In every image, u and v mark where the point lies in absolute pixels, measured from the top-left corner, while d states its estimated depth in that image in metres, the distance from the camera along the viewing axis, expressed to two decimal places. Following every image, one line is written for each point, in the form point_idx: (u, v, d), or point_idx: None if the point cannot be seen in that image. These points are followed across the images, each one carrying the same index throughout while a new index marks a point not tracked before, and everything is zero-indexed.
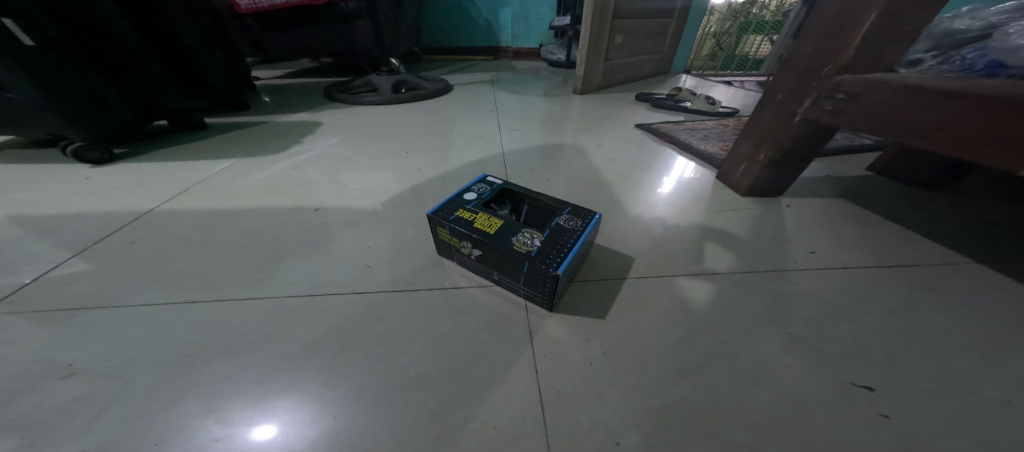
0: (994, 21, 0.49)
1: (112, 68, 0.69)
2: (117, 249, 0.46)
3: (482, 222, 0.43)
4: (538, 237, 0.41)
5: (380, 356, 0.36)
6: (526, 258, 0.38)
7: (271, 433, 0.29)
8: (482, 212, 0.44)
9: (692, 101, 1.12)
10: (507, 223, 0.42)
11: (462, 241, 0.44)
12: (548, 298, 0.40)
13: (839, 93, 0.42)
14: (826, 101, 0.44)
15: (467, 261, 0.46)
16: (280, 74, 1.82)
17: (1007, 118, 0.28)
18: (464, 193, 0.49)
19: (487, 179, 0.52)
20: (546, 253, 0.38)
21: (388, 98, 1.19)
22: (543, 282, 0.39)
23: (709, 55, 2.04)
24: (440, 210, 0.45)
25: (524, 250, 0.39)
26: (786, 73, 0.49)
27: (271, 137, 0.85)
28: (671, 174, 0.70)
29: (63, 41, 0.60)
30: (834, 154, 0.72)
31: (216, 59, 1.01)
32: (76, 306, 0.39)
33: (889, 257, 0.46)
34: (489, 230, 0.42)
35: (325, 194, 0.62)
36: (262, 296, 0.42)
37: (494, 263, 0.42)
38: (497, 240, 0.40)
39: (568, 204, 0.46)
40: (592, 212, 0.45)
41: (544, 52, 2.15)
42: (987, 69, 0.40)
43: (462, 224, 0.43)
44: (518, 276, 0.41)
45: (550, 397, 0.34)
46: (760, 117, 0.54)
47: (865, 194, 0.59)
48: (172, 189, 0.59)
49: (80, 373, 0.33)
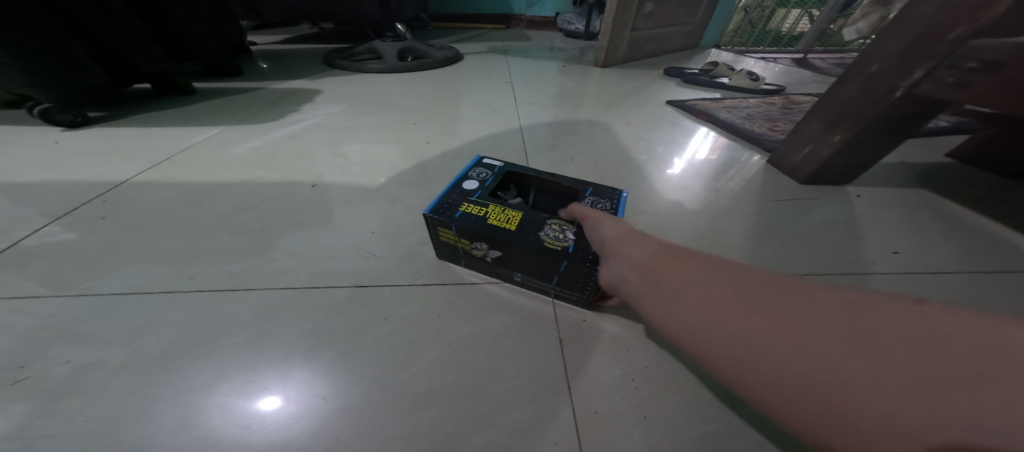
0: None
1: (79, 23, 0.61)
2: (81, 225, 0.40)
3: (499, 216, 0.35)
4: (570, 228, 0.34)
5: (386, 363, 0.30)
6: (563, 256, 0.32)
7: (271, 437, 0.25)
8: (493, 204, 0.37)
9: (731, 76, 1.01)
10: (528, 215, 0.35)
11: (474, 242, 0.36)
12: (588, 296, 0.35)
13: (971, 62, 0.34)
14: (947, 72, 0.36)
15: (479, 265, 0.39)
16: (278, 39, 1.71)
17: None
18: (463, 182, 0.41)
19: (483, 162, 0.44)
20: (584, 247, 0.32)
21: (394, 66, 1.10)
22: (584, 282, 0.33)
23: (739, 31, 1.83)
24: (437, 208, 0.37)
25: (561, 246, 0.32)
26: (888, 34, 0.40)
27: (267, 104, 0.77)
28: (682, 156, 0.62)
29: None
30: (926, 136, 0.63)
31: (202, 18, 0.90)
32: (30, 293, 0.33)
33: (989, 262, 0.38)
34: (510, 226, 0.34)
35: (323, 168, 0.55)
36: (247, 287, 0.35)
37: (518, 262, 0.35)
38: (523, 236, 0.33)
39: (588, 183, 0.40)
40: (617, 189, 0.39)
41: (561, 21, 1.99)
42: None
43: (473, 222, 0.35)
44: (550, 276, 0.35)
45: (587, 420, 0.28)
46: (840, 93, 0.45)
47: (947, 185, 0.51)
48: (150, 158, 0.52)
49: (29, 377, 0.27)
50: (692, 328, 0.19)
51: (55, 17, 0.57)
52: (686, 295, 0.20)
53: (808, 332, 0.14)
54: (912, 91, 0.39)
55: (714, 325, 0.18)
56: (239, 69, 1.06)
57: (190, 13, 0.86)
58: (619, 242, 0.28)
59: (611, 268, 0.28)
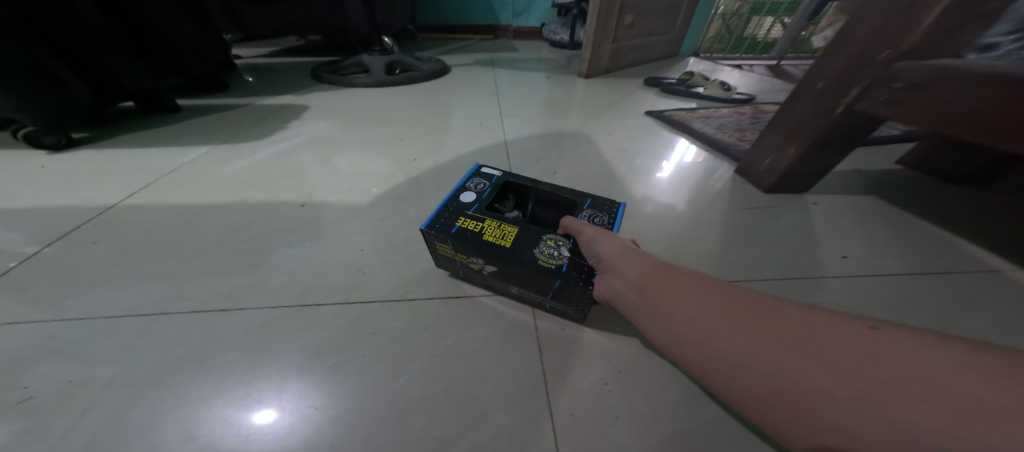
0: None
1: (64, 47, 0.62)
2: (72, 250, 0.40)
3: (494, 231, 0.37)
4: (565, 245, 0.35)
5: (376, 374, 0.32)
6: (556, 274, 0.33)
7: (266, 448, 0.26)
8: (489, 219, 0.38)
9: (706, 86, 1.06)
10: (524, 231, 0.37)
11: (471, 257, 0.38)
12: (581, 312, 0.37)
13: (897, 81, 0.37)
14: (880, 90, 0.40)
15: (475, 276, 0.41)
16: (264, 52, 1.72)
17: None
18: (461, 195, 0.42)
19: (481, 172, 0.46)
20: (578, 265, 0.34)
21: (382, 79, 1.12)
22: (578, 298, 0.35)
23: (718, 36, 1.92)
24: (434, 223, 0.39)
25: (555, 264, 0.34)
26: (831, 54, 0.44)
27: (255, 121, 0.78)
28: (670, 159, 0.68)
29: (10, 18, 0.53)
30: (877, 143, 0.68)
31: (185, 34, 0.92)
32: (24, 318, 0.34)
33: (928, 263, 0.42)
34: (506, 242, 0.36)
35: (313, 186, 0.56)
36: (239, 307, 0.37)
37: (513, 277, 0.37)
38: (519, 254, 0.35)
39: (586, 195, 0.42)
40: (614, 203, 0.41)
41: (547, 31, 2.04)
42: None
43: (470, 238, 0.37)
44: (545, 291, 0.36)
45: (565, 422, 0.30)
46: (795, 108, 0.49)
47: (895, 190, 0.55)
48: (139, 180, 0.53)
49: (32, 397, 0.28)
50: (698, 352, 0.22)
51: (41, 43, 0.58)
52: (683, 317, 0.24)
53: (784, 353, 0.18)
54: (852, 106, 0.43)
55: (716, 348, 0.21)
56: (225, 84, 1.07)
57: (173, 30, 0.88)
58: (615, 258, 0.31)
59: (612, 285, 0.31)
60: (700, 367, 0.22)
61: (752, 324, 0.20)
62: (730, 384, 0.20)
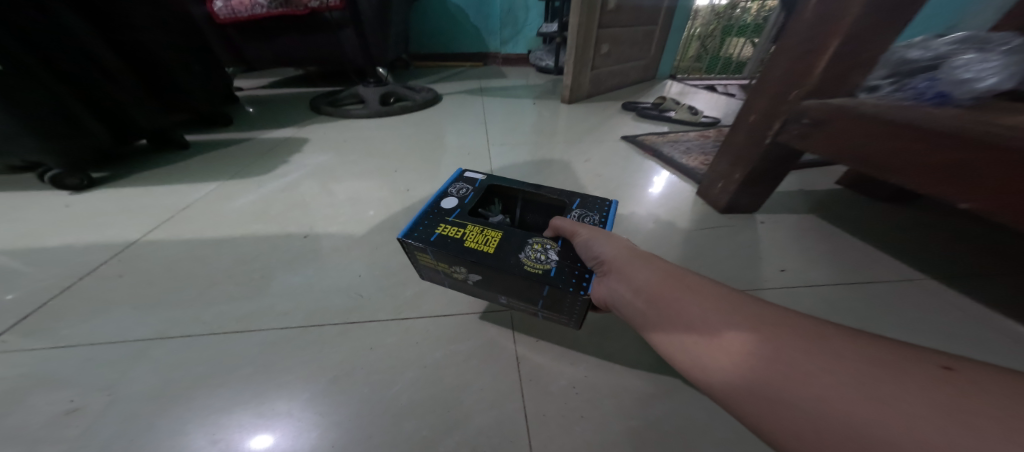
0: (942, 49, 0.43)
1: (78, 87, 0.68)
2: (100, 283, 0.46)
3: (477, 238, 0.39)
4: (551, 251, 0.37)
5: (374, 384, 0.37)
6: (545, 280, 0.34)
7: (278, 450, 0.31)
8: (473, 229, 0.40)
9: (676, 110, 1.15)
10: (510, 239, 0.38)
11: (459, 266, 0.39)
12: (575, 320, 0.37)
13: (805, 118, 0.46)
14: (793, 125, 0.48)
15: (462, 285, 0.43)
16: (264, 84, 1.81)
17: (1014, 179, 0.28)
18: (445, 207, 0.44)
19: (467, 186, 0.49)
20: (565, 270, 0.35)
21: (377, 111, 1.20)
22: (570, 304, 0.35)
23: (695, 55, 2.08)
24: (421, 233, 0.40)
25: (543, 269, 0.35)
26: (760, 92, 0.53)
27: (259, 156, 0.85)
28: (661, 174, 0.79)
29: (31, 63, 0.60)
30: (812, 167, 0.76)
31: (189, 71, 1.00)
32: (64, 343, 0.38)
33: (854, 274, 0.49)
34: (490, 248, 0.38)
35: (315, 218, 0.62)
36: (252, 329, 0.41)
37: (502, 285, 0.38)
38: (507, 261, 0.36)
39: (573, 200, 0.46)
40: (603, 204, 0.46)
41: (533, 58, 2.17)
42: (933, 98, 0.37)
43: (457, 246, 0.38)
44: (535, 298, 0.37)
45: (537, 421, 0.35)
46: (736, 138, 0.57)
47: (833, 208, 0.63)
48: (157, 217, 0.59)
49: (78, 409, 0.33)
50: (722, 359, 0.24)
51: (61, 87, 0.65)
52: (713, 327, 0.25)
53: (824, 364, 0.20)
54: (777, 138, 0.51)
55: (747, 357, 0.23)
56: (230, 120, 1.13)
57: (179, 68, 0.96)
58: (626, 265, 0.32)
59: (623, 290, 0.32)
60: (725, 374, 0.23)
61: (775, 336, 0.23)
62: (754, 390, 0.22)
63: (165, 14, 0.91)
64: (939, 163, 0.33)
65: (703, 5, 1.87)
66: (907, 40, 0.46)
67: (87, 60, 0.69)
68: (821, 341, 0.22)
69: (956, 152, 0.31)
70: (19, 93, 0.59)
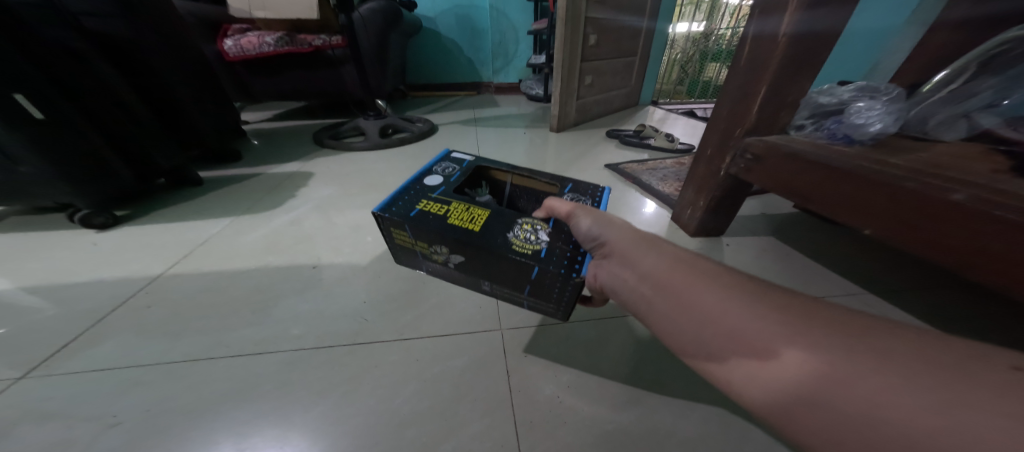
0: (845, 97, 0.54)
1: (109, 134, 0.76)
2: (133, 313, 0.52)
3: (461, 216, 0.46)
4: (541, 232, 0.43)
5: (378, 396, 0.42)
6: (535, 259, 0.40)
7: None
8: (463, 209, 0.47)
9: (656, 137, 1.25)
10: (503, 223, 0.44)
11: (452, 247, 0.46)
12: (568, 302, 0.43)
13: (748, 155, 0.55)
14: (740, 159, 0.57)
15: (458, 267, 0.50)
16: (268, 117, 1.91)
17: (915, 218, 0.36)
18: (436, 189, 0.52)
19: (458, 169, 0.57)
20: (552, 250, 0.41)
21: (378, 143, 1.28)
22: (560, 283, 0.41)
23: (676, 80, 2.20)
24: (415, 214, 0.47)
25: (530, 250, 0.41)
26: (712, 130, 0.62)
27: (267, 191, 0.91)
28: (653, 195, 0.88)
29: (70, 114, 0.68)
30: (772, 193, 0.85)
31: (207, 112, 1.08)
32: (105, 366, 0.44)
33: (805, 289, 0.55)
34: (474, 227, 0.45)
35: (322, 250, 0.68)
36: (269, 350, 0.47)
37: (495, 263, 0.44)
38: (500, 242, 0.42)
39: (568, 182, 0.54)
40: (597, 189, 0.53)
41: (523, 87, 2.30)
42: (843, 138, 0.47)
43: (451, 229, 0.45)
44: (527, 277, 0.43)
45: (523, 426, 0.40)
46: (698, 169, 0.65)
47: (789, 230, 0.70)
48: (178, 252, 0.66)
49: (122, 422, 0.38)
50: (737, 346, 0.24)
51: (96, 136, 0.72)
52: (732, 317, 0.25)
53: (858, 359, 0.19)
54: (728, 171, 0.60)
55: (765, 344, 0.23)
56: (239, 156, 1.22)
57: (196, 110, 1.04)
58: (632, 251, 0.34)
59: (626, 276, 0.34)
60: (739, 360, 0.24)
61: (806, 330, 0.22)
62: (777, 393, 0.21)
63: (180, 52, 0.98)
64: (860, 198, 0.41)
65: (680, 32, 2.01)
66: (818, 87, 0.57)
67: (120, 110, 0.78)
68: (841, 329, 0.21)
69: (879, 189, 0.39)
70: (54, 138, 0.66)
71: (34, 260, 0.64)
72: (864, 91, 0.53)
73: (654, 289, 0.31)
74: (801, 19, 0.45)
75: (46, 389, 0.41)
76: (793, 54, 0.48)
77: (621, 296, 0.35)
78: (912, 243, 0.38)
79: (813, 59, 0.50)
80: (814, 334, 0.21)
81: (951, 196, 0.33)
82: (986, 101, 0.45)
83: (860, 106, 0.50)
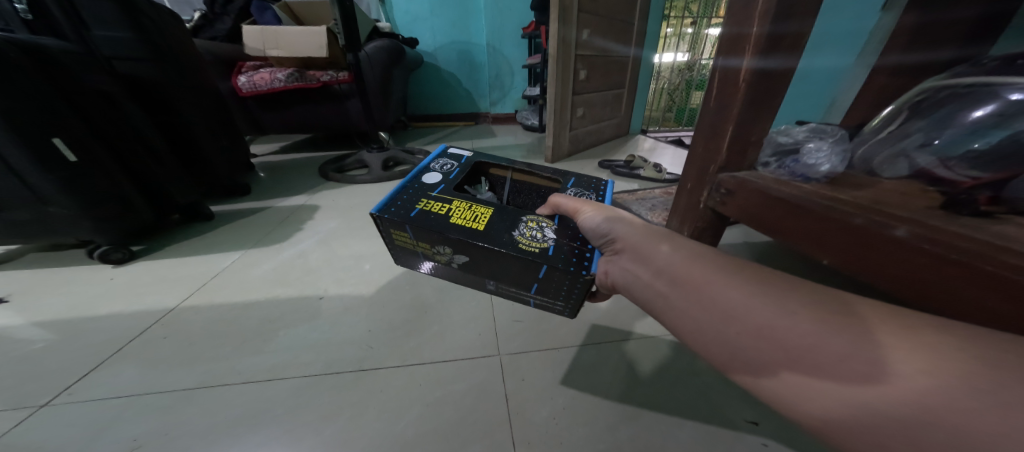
0: (799, 139, 0.62)
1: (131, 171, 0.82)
2: (150, 345, 0.55)
3: (463, 215, 0.51)
4: (549, 231, 0.48)
5: (383, 418, 0.45)
6: (545, 258, 0.45)
7: None
8: (470, 209, 0.52)
9: (644, 168, 1.33)
10: (510, 221, 0.49)
11: (464, 249, 0.51)
12: (578, 296, 0.49)
13: (722, 189, 0.61)
14: (715, 194, 0.63)
15: (469, 266, 0.55)
16: (275, 149, 2.00)
17: (867, 248, 0.41)
18: (438, 188, 0.56)
19: (460, 166, 0.61)
20: (561, 249, 0.46)
21: (381, 176, 1.35)
22: (569, 280, 0.47)
23: (665, 108, 2.32)
24: (419, 215, 0.52)
25: (537, 248, 0.46)
26: (690, 164, 0.67)
27: (275, 225, 0.96)
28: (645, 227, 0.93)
29: (99, 156, 0.73)
30: None
31: (221, 148, 1.15)
32: (124, 393, 0.47)
33: None
34: (478, 226, 0.49)
35: (328, 281, 0.71)
36: (280, 377, 0.50)
37: (505, 262, 0.49)
38: (511, 242, 0.47)
39: (570, 177, 0.60)
40: (600, 183, 0.58)
41: (519, 117, 2.42)
42: (800, 175, 0.55)
43: (459, 230, 0.49)
44: (537, 273, 0.48)
45: (521, 446, 0.42)
46: (681, 201, 0.71)
47: (770, 257, 0.75)
48: (192, 285, 0.70)
49: (141, 446, 0.40)
50: (776, 348, 0.26)
51: (121, 175, 0.78)
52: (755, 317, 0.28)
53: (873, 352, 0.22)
54: (707, 204, 0.65)
55: (804, 345, 0.25)
56: (249, 189, 1.27)
57: (210, 146, 1.10)
58: (651, 248, 0.39)
59: (646, 276, 0.38)
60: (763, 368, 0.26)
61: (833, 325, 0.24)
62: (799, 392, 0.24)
63: (201, 94, 1.07)
64: (821, 232, 0.46)
65: (665, 62, 2.13)
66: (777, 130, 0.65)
67: (143, 149, 0.84)
68: (882, 328, 0.23)
69: (836, 223, 0.44)
70: (83, 179, 0.71)
71: (53, 296, 0.68)
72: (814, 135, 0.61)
73: (674, 283, 0.35)
74: (760, 61, 0.51)
75: (70, 417, 0.44)
76: (753, 95, 0.54)
77: (642, 293, 0.39)
78: (866, 272, 0.42)
79: (772, 102, 0.56)
80: (844, 335, 0.24)
81: (893, 232, 0.38)
82: (922, 140, 0.52)
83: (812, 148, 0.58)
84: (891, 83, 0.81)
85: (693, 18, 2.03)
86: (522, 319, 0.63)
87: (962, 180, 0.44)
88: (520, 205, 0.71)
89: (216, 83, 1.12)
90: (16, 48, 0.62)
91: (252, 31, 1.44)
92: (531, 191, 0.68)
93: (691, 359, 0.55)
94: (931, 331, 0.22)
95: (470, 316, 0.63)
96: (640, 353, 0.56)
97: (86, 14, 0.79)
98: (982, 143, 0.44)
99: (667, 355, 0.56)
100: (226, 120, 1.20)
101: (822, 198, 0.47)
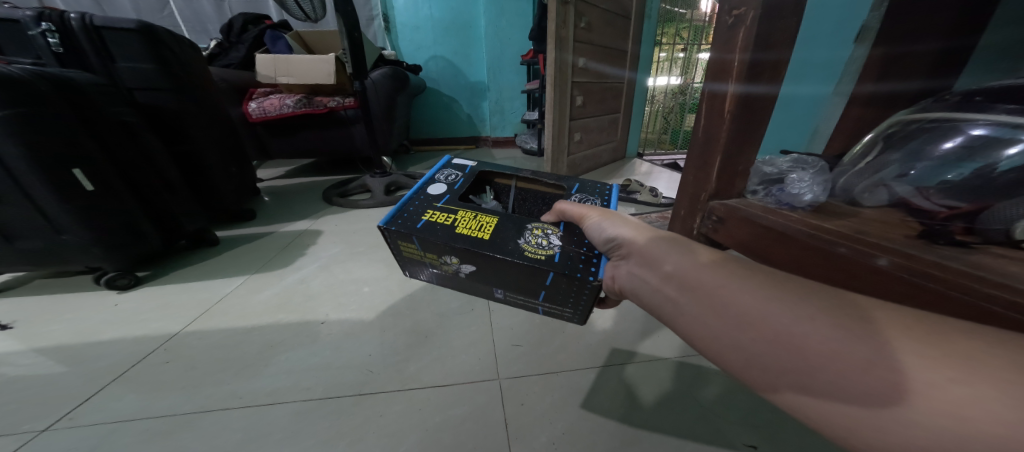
0: (783, 168, 0.66)
1: (142, 195, 0.84)
2: (152, 370, 0.55)
3: (469, 225, 0.53)
4: (555, 238, 0.50)
5: (383, 445, 0.44)
6: (552, 267, 0.47)
7: None
8: (473, 217, 0.54)
9: (641, 192, 1.37)
10: (516, 228, 0.51)
11: (470, 259, 0.53)
12: (586, 304, 0.51)
13: (714, 216, 0.63)
14: (707, 221, 0.65)
15: (475, 275, 0.57)
16: (280, 174, 2.04)
17: (854, 277, 0.42)
18: (442, 200, 0.58)
19: (462, 176, 0.63)
20: (567, 256, 0.48)
21: (384, 200, 1.38)
22: (577, 287, 0.48)
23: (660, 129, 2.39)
24: (424, 228, 0.54)
25: (544, 255, 0.48)
26: (682, 194, 0.70)
27: (278, 250, 0.98)
28: None
29: (113, 185, 0.76)
30: None
31: (229, 173, 1.18)
32: (123, 417, 0.47)
33: None
34: (484, 235, 0.51)
35: (329, 307, 0.72)
36: (279, 402, 0.50)
37: (512, 270, 0.51)
38: (517, 247, 0.49)
39: (576, 183, 0.62)
40: (605, 189, 0.60)
41: (519, 141, 2.50)
42: (784, 203, 0.59)
43: (465, 240, 0.51)
44: (544, 280, 0.50)
45: None
46: (677, 226, 0.73)
47: None
48: (195, 311, 0.71)
49: None
50: (795, 355, 0.25)
51: (133, 202, 0.80)
52: (766, 330, 0.27)
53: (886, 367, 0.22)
54: (700, 231, 0.68)
55: (823, 352, 0.24)
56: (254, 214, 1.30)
57: (220, 172, 1.14)
58: (660, 251, 0.39)
59: (653, 283, 0.38)
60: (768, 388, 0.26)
61: (850, 330, 0.24)
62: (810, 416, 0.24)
63: (214, 122, 1.11)
64: (811, 260, 0.47)
65: (659, 85, 2.22)
66: (764, 157, 0.69)
67: (156, 175, 0.88)
68: (896, 332, 0.23)
69: (823, 253, 0.45)
70: (97, 205, 0.73)
71: (55, 323, 0.69)
72: (797, 165, 0.66)
73: (679, 289, 0.35)
74: (744, 88, 0.53)
75: (67, 444, 0.44)
76: (737, 120, 0.56)
77: (651, 301, 0.38)
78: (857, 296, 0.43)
79: (758, 131, 0.59)
80: (853, 339, 0.23)
81: (876, 261, 0.40)
82: (898, 171, 0.55)
83: (796, 178, 0.62)
84: (866, 111, 0.86)
85: (683, 44, 2.16)
86: (522, 343, 0.64)
87: (939, 210, 0.46)
88: (526, 212, 0.73)
89: (227, 109, 1.17)
90: (46, 81, 0.66)
91: (264, 59, 1.52)
92: (535, 198, 0.70)
93: (690, 381, 0.55)
94: (920, 336, 0.23)
95: (470, 341, 0.64)
96: (640, 377, 0.56)
97: (115, 50, 0.88)
98: (955, 174, 0.47)
99: (666, 378, 0.56)
100: (237, 147, 1.24)
101: (807, 226, 0.49)
